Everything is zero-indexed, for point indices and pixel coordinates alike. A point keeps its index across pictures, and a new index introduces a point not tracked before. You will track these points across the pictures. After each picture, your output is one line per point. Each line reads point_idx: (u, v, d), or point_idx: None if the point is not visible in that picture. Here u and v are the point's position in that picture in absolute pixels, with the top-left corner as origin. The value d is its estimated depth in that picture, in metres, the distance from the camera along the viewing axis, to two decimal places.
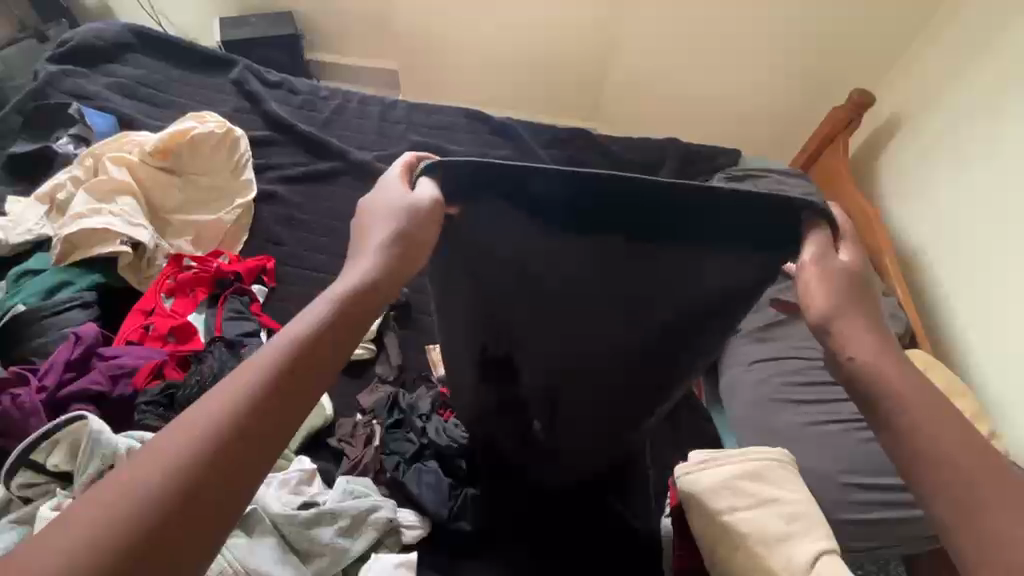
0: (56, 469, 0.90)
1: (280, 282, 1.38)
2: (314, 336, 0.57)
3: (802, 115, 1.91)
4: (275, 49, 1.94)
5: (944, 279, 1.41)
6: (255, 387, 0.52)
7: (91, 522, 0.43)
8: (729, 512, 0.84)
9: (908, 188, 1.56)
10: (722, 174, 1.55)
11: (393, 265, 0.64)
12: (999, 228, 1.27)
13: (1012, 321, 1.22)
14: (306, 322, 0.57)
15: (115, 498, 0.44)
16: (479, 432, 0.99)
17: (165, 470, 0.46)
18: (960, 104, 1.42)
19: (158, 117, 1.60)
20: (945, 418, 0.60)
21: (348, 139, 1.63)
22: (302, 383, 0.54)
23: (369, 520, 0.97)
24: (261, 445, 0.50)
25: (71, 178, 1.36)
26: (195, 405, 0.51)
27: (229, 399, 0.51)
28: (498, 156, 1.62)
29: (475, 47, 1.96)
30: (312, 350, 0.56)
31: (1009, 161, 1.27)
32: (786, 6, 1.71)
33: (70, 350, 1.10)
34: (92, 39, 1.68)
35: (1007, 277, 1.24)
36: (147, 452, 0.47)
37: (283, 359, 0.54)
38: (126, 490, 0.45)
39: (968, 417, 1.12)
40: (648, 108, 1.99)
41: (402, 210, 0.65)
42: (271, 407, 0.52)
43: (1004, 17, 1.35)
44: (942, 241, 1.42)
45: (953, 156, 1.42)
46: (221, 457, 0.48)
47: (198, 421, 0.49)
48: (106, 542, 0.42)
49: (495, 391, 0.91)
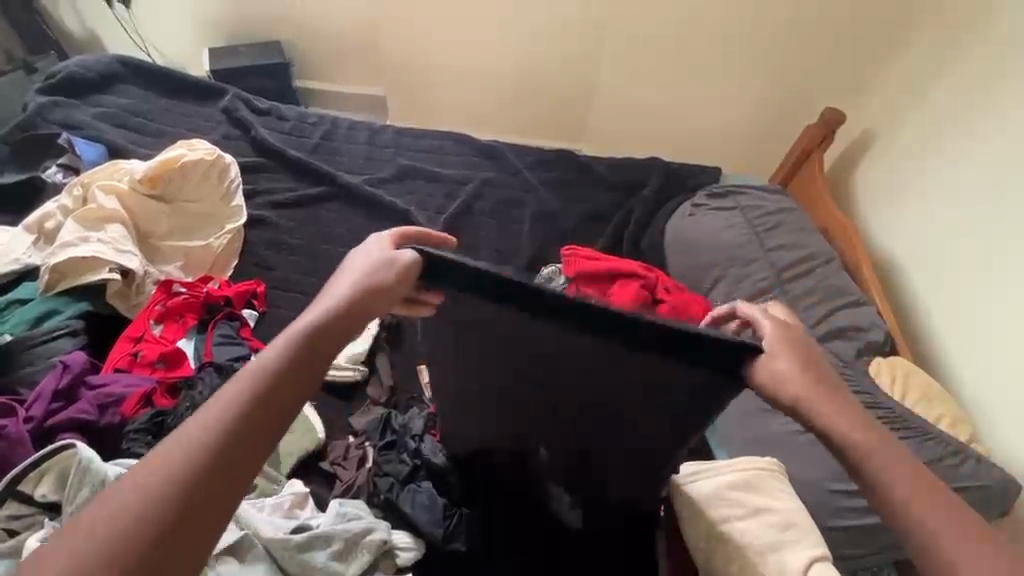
0: (45, 499, 0.89)
1: (270, 306, 1.39)
2: (282, 370, 0.66)
3: (777, 131, 1.98)
4: (265, 73, 1.97)
5: (929, 283, 1.43)
6: (223, 417, 0.61)
7: (110, 518, 0.53)
8: (719, 522, 0.86)
9: (888, 198, 1.60)
10: (705, 192, 1.57)
11: (354, 300, 0.74)
12: (998, 229, 1.27)
13: (1011, 321, 1.21)
14: (271, 356, 0.66)
15: (113, 511, 0.54)
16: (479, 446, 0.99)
17: (165, 477, 0.56)
18: (943, 106, 1.47)
19: (147, 145, 1.62)
20: (925, 488, 0.64)
21: (340, 163, 1.66)
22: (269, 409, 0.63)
23: (362, 543, 0.95)
24: (236, 465, 0.59)
25: (60, 207, 1.36)
26: (174, 435, 0.60)
27: (218, 416, 0.61)
28: (485, 178, 1.65)
29: (461, 66, 2.01)
30: (279, 379, 0.65)
31: (995, 160, 1.30)
32: (766, 18, 1.78)
33: (57, 379, 1.09)
34: (81, 71, 1.70)
35: (1008, 279, 1.23)
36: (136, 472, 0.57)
37: (251, 389, 0.63)
38: (118, 508, 0.54)
39: (949, 421, 1.16)
40: (629, 129, 2.06)
41: (376, 266, 0.75)
42: (239, 431, 0.61)
43: (980, 20, 1.41)
44: (931, 244, 1.44)
45: (938, 158, 1.45)
46: (214, 466, 0.58)
47: (178, 451, 0.58)
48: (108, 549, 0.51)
49: (501, 395, 0.88)
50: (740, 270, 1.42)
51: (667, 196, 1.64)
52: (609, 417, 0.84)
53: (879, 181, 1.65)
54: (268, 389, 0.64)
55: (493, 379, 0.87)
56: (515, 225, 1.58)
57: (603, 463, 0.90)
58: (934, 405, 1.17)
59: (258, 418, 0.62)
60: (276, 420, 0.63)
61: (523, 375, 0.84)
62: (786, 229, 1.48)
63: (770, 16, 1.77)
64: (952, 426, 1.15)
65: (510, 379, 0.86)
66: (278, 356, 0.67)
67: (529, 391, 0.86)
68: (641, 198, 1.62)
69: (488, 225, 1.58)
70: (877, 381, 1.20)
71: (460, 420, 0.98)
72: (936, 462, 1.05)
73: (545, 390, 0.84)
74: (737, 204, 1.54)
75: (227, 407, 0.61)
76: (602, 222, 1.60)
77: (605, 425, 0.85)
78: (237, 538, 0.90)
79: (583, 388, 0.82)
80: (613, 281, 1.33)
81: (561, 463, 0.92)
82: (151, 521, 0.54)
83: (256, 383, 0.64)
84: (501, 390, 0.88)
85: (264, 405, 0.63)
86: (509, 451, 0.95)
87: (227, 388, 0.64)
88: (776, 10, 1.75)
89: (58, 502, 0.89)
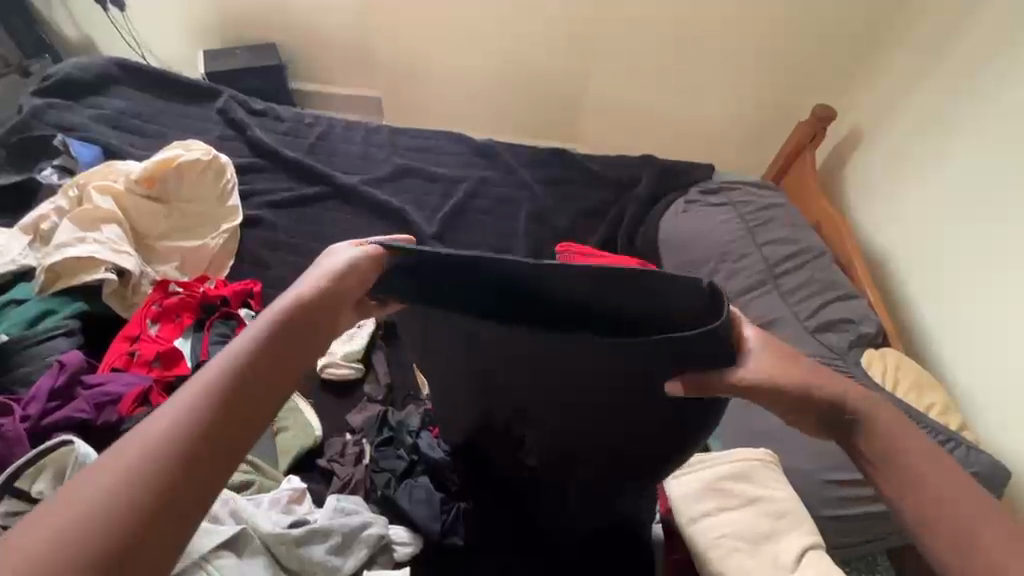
0: (41, 496, 0.88)
1: (266, 306, 1.39)
2: (260, 361, 0.60)
3: (770, 129, 2.00)
4: (261, 74, 1.97)
5: (923, 284, 1.44)
6: (196, 407, 0.53)
7: (62, 527, 0.44)
8: (714, 513, 0.87)
9: (886, 195, 1.60)
10: (698, 187, 1.60)
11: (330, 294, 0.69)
12: (998, 245, 1.27)
13: (1011, 321, 1.22)
14: (242, 347, 0.60)
15: (68, 514, 0.44)
16: (475, 453, 0.95)
17: (131, 477, 0.47)
18: (936, 102, 1.49)
19: (143, 146, 1.62)
20: (943, 476, 0.63)
21: (336, 163, 1.66)
22: (247, 403, 0.56)
23: (361, 537, 0.96)
24: (214, 461, 0.52)
25: (56, 208, 1.36)
26: (135, 429, 0.51)
27: (192, 402, 0.53)
28: (482, 177, 1.66)
29: (458, 67, 2.02)
30: (255, 371, 0.59)
31: (993, 160, 1.31)
32: (758, 18, 1.79)
33: (53, 378, 1.09)
34: (77, 73, 1.71)
35: (1007, 279, 1.24)
36: (95, 469, 0.47)
37: (227, 378, 0.57)
38: (77, 511, 0.45)
39: (940, 410, 1.17)
40: (624, 128, 2.07)
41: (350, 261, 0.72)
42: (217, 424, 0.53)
43: (972, 21, 1.42)
44: (928, 247, 1.44)
45: (937, 157, 1.46)
46: (190, 460, 0.50)
47: (143, 444, 0.49)
48: (63, 556, 0.42)
49: (509, 422, 0.85)
50: (733, 264, 1.44)
51: (661, 193, 1.65)
52: (585, 409, 0.79)
53: (871, 177, 1.66)
54: (245, 375, 0.58)
55: (496, 407, 0.85)
56: (511, 223, 1.59)
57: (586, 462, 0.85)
58: (926, 395, 1.18)
59: (234, 408, 0.55)
60: (256, 411, 0.57)
61: (528, 401, 0.81)
62: (777, 223, 1.50)
63: (765, 16, 1.78)
64: (943, 415, 1.16)
65: (514, 408, 0.83)
66: (252, 346, 0.60)
67: (535, 415, 0.83)
68: (636, 195, 1.63)
69: (484, 223, 1.58)
70: (870, 371, 1.21)
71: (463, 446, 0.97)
72: None
73: (548, 417, 0.82)
74: (729, 200, 1.55)
75: (199, 398, 0.54)
76: (597, 219, 1.61)
77: (603, 454, 0.83)
78: (238, 531, 0.89)
79: (589, 412, 0.79)
80: None
81: (563, 492, 0.90)
82: (120, 527, 0.45)
83: (228, 373, 0.57)
84: (509, 419, 0.85)
85: (241, 394, 0.56)
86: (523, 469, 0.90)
87: (195, 379, 0.56)
88: (770, 8, 1.77)
89: None
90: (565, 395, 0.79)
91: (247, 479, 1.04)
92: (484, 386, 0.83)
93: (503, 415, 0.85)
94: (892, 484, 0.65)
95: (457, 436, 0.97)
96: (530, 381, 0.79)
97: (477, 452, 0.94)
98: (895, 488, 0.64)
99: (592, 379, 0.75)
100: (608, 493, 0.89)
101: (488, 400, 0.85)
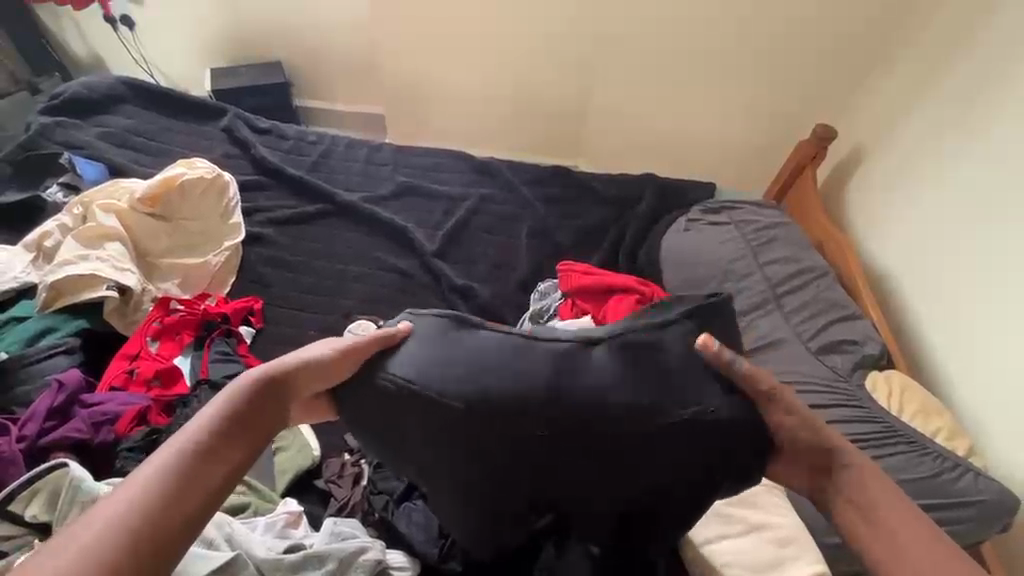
0: (34, 520, 0.89)
1: (267, 323, 1.39)
2: (247, 409, 0.69)
3: (771, 147, 2.01)
4: (266, 93, 2.01)
5: (922, 287, 1.44)
6: (199, 441, 0.63)
7: (94, 527, 0.54)
8: (717, 539, 0.89)
9: (890, 209, 1.59)
10: (699, 207, 1.58)
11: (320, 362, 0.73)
12: (998, 261, 1.26)
13: (1011, 337, 1.21)
14: (234, 396, 0.69)
15: (100, 520, 0.54)
16: (488, 541, 0.81)
17: (132, 519, 0.55)
18: (935, 113, 1.49)
19: (147, 164, 1.64)
20: (908, 525, 0.66)
21: (337, 181, 1.67)
22: (238, 440, 0.66)
23: (357, 563, 0.93)
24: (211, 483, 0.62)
25: (60, 225, 1.37)
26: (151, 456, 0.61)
27: (196, 436, 0.63)
28: (482, 195, 1.67)
29: (460, 84, 2.04)
30: (245, 416, 0.68)
31: (994, 174, 1.30)
32: (757, 36, 1.80)
33: (51, 399, 1.09)
34: (85, 92, 1.73)
35: (1008, 296, 1.23)
36: (121, 488, 0.58)
37: (221, 419, 0.66)
38: (104, 516, 0.55)
39: (946, 435, 1.15)
40: (624, 146, 2.09)
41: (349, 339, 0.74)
42: (215, 453, 0.63)
43: (971, 36, 1.43)
44: (929, 260, 1.44)
45: (938, 172, 1.45)
46: (177, 513, 0.58)
47: (153, 471, 0.59)
48: (93, 550, 0.52)
49: (519, 462, 0.68)
50: (737, 284, 1.43)
51: (662, 212, 1.65)
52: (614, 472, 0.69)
53: (874, 192, 1.66)
54: (235, 420, 0.67)
55: (488, 444, 0.67)
56: (513, 240, 1.59)
57: (609, 522, 0.76)
58: (932, 419, 1.17)
59: (229, 445, 0.65)
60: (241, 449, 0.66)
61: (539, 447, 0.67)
62: (780, 243, 1.49)
63: (765, 30, 1.79)
64: (951, 439, 1.14)
65: (521, 443, 0.67)
66: (240, 394, 0.69)
67: (550, 451, 0.67)
68: (637, 214, 1.64)
69: (486, 241, 1.59)
70: (874, 395, 1.20)
71: (428, 477, 0.75)
72: (931, 476, 1.05)
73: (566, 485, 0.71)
74: (730, 220, 1.54)
75: (203, 432, 0.64)
76: (597, 237, 1.61)
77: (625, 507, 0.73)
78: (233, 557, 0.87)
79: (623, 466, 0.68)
80: (611, 296, 1.33)
81: (586, 519, 0.76)
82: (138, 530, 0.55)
83: (223, 414, 0.67)
84: (514, 458, 0.68)
85: (232, 435, 0.66)
86: (523, 499, 0.74)
87: (197, 419, 0.66)
88: (771, 18, 1.77)
89: (49, 523, 0.89)
90: (576, 420, 0.65)
91: (244, 501, 1.04)
92: (490, 473, 0.71)
93: (502, 445, 0.67)
94: (861, 520, 0.68)
95: (420, 475, 0.76)
96: (530, 410, 0.65)
97: (496, 535, 0.80)
98: (856, 522, 0.68)
99: (605, 399, 0.65)
100: (642, 524, 0.76)
101: (477, 454, 0.68)
